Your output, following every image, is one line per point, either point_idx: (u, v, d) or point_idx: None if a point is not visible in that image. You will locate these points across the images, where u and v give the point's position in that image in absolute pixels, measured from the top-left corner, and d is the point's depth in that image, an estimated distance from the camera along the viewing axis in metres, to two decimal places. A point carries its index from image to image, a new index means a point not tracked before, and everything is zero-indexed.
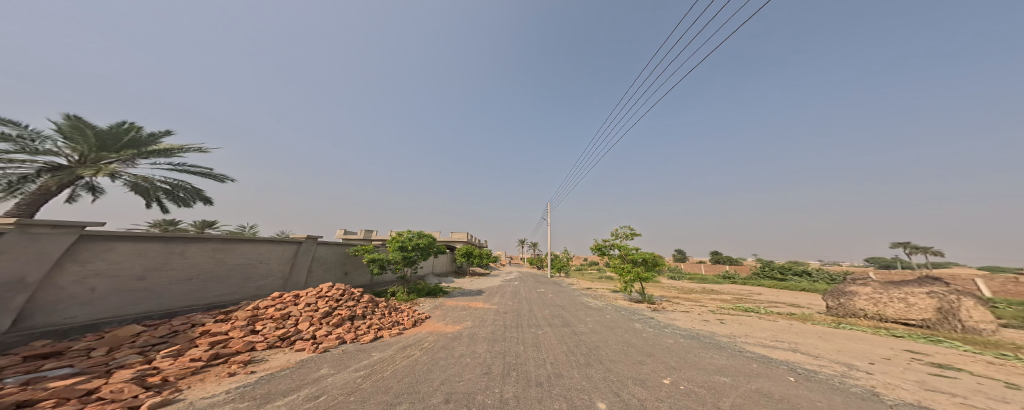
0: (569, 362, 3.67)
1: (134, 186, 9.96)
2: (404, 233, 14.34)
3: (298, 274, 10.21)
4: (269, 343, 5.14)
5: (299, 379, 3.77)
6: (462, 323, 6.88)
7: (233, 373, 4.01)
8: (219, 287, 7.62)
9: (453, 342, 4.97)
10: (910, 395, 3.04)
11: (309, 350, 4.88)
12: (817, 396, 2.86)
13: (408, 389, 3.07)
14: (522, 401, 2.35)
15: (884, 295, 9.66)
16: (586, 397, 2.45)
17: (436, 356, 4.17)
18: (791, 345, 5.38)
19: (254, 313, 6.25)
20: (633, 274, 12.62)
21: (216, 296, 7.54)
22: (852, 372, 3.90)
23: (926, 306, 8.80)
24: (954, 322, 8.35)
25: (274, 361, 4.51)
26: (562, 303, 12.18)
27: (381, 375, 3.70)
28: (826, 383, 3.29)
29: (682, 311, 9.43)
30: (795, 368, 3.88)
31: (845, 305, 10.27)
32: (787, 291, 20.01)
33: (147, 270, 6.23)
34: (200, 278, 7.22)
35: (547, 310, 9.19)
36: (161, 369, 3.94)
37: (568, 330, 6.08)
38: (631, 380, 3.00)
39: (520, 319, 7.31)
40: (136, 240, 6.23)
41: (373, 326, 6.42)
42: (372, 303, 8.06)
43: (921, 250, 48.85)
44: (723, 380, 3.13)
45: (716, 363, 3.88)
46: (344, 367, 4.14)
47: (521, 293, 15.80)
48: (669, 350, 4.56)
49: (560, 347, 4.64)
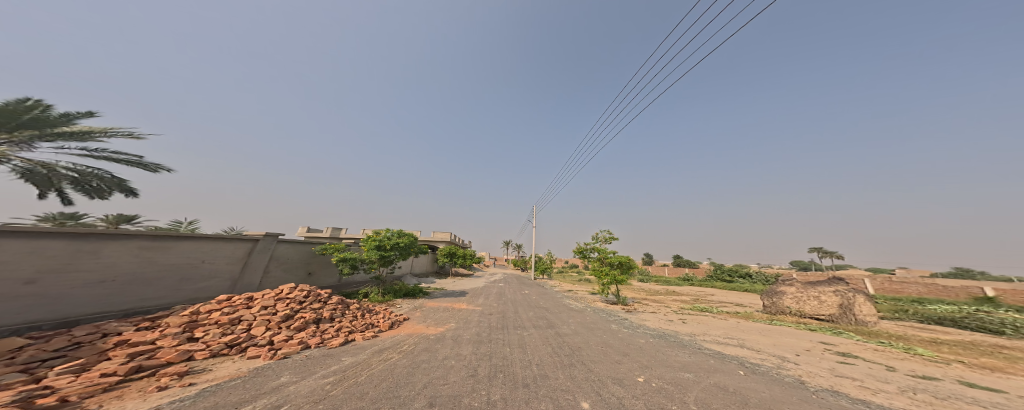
0: (556, 362, 3.89)
1: (28, 175, 7.72)
2: (382, 231, 13.54)
3: (252, 275, 9.07)
4: (212, 352, 4.50)
5: (254, 388, 3.40)
6: (445, 325, 6.78)
7: (163, 387, 3.45)
8: (144, 290, 6.44)
9: (437, 344, 4.90)
10: (824, 381, 3.81)
11: (264, 358, 4.38)
12: (762, 385, 3.36)
13: (387, 393, 3.01)
14: (510, 402, 2.41)
15: (805, 293, 11.84)
16: (569, 396, 2.33)
17: (418, 358, 4.07)
18: (738, 341, 6.37)
19: (192, 319, 5.40)
20: (610, 277, 13.57)
21: (139, 301, 6.36)
22: (784, 363, 4.75)
23: (831, 303, 11.03)
24: (851, 316, 10.57)
25: (219, 371, 3.98)
26: (545, 305, 12.67)
27: (355, 379, 3.55)
28: (767, 374, 3.97)
29: (652, 312, 10.46)
30: (743, 362, 4.59)
31: (776, 303, 12.38)
32: (733, 292, 23.31)
33: (43, 271, 5.03)
34: (118, 280, 6.02)
35: (531, 311, 9.48)
36: (58, 388, 3.23)
37: (552, 332, 6.40)
38: (610, 379, 3.01)
39: (506, 321, 7.48)
40: (30, 236, 5.01)
41: (344, 330, 5.99)
42: (341, 305, 7.50)
43: (825, 253, 60.31)
44: (688, 376, 3.42)
45: (681, 361, 4.39)
46: (309, 374, 3.83)
47: (505, 294, 16.06)
48: (642, 349, 5.06)
49: (548, 348, 4.87)
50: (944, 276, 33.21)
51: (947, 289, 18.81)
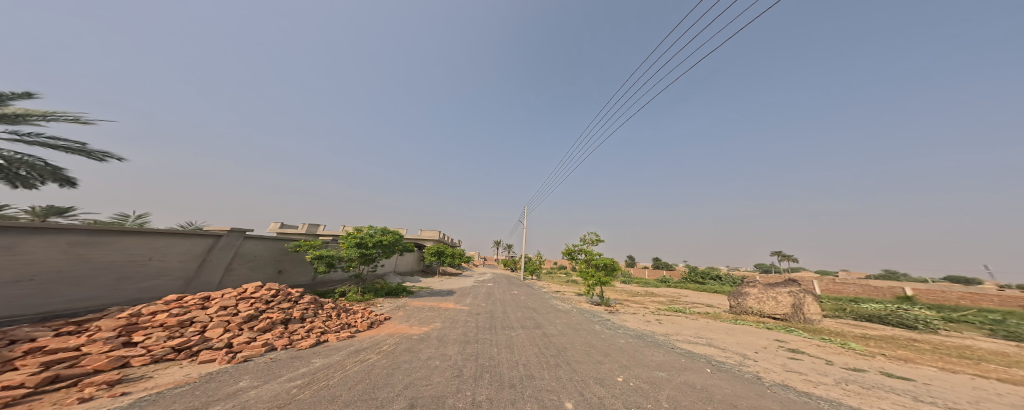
0: (541, 362, 3.94)
1: None
2: (364, 229, 13.04)
3: (211, 274, 8.36)
4: (154, 357, 4.00)
5: (206, 395, 3.10)
6: (430, 324, 6.63)
7: (88, 398, 3.01)
8: (72, 290, 5.70)
9: (422, 344, 4.79)
10: (776, 375, 4.05)
11: (219, 362, 3.99)
12: (724, 381, 3.41)
13: (364, 395, 2.92)
14: (495, 403, 2.44)
15: (764, 294, 13.10)
16: (553, 396, 2.40)
17: (398, 358, 3.95)
18: (706, 340, 6.83)
19: (133, 321, 4.78)
20: (596, 279, 14.04)
21: (67, 303, 5.60)
22: (745, 360, 5.10)
23: (786, 303, 12.32)
24: (802, 315, 11.86)
25: (162, 379, 3.55)
26: (533, 305, 12.83)
27: (326, 382, 3.37)
28: (731, 371, 4.12)
29: (632, 313, 11.00)
30: (711, 361, 4.78)
31: (741, 304, 13.53)
32: (705, 293, 25.17)
33: None
34: (39, 280, 5.28)
35: (519, 312, 9.56)
36: None
37: (539, 332, 6.49)
38: (593, 379, 3.03)
39: (494, 321, 7.47)
40: None
41: (316, 330, 5.63)
42: (314, 305, 7.06)
43: (780, 256, 67.09)
44: (661, 375, 3.48)
45: (657, 360, 4.50)
46: (273, 378, 3.57)
47: (493, 294, 16.07)
48: (621, 349, 5.26)
49: (536, 348, 4.95)
50: (875, 278, 38.01)
51: (878, 289, 21.32)
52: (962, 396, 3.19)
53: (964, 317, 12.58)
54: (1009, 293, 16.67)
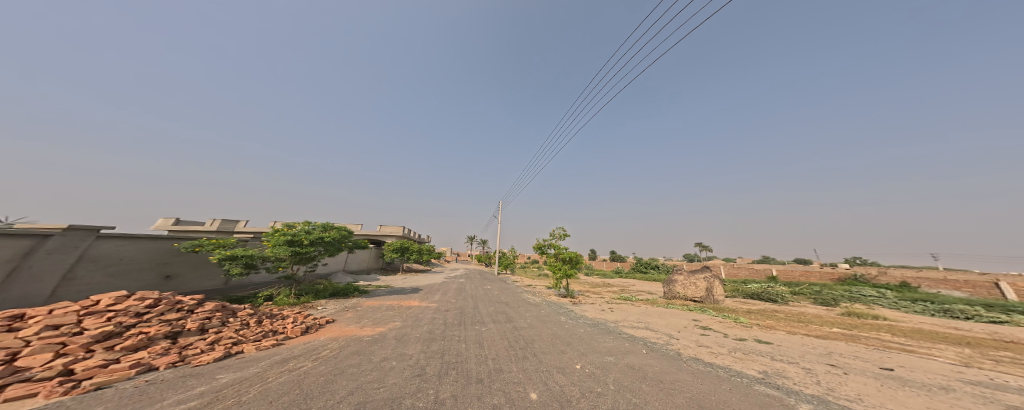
0: (508, 355, 4.04)
1: None
2: (297, 225, 11.37)
3: (35, 285, 6.51)
4: None
5: None
6: (385, 325, 6.11)
7: None
8: None
9: (375, 345, 4.41)
10: (691, 350, 4.64)
11: (48, 394, 2.80)
12: (654, 360, 3.95)
13: (294, 407, 2.52)
14: (460, 399, 2.41)
15: (688, 279, 15.86)
16: (520, 388, 2.51)
17: (344, 363, 3.52)
18: (645, 323, 7.76)
19: None
20: (562, 272, 15.08)
21: None
22: (670, 339, 5.67)
23: (701, 287, 15.30)
24: (711, 295, 15.14)
25: None
26: (506, 300, 13.03)
27: (240, 399, 2.78)
28: (660, 350, 4.61)
29: (591, 303, 12.36)
30: (648, 342, 5.34)
31: (671, 290, 16.13)
32: (646, 282, 29.83)
33: None
34: None
35: (491, 307, 9.61)
36: None
37: (510, 326, 6.64)
38: (555, 369, 3.25)
39: (464, 317, 7.31)
40: None
41: (222, 343, 4.48)
42: (222, 314, 5.67)
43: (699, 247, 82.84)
44: (610, 359, 3.93)
45: (607, 345, 5.02)
46: (152, 404, 2.73)
47: (465, 290, 15.82)
48: (580, 337, 5.77)
49: (504, 341, 5.06)
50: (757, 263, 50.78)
51: (759, 271, 28.68)
52: (797, 352, 4.59)
53: (802, 290, 18.14)
54: (825, 271, 24.54)
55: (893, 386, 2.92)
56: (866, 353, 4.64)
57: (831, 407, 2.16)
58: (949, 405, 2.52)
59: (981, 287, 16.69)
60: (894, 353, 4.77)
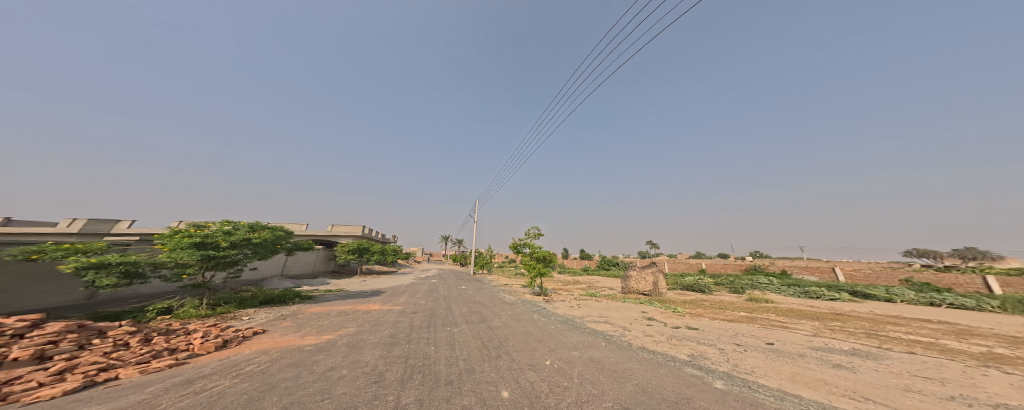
0: (480, 354, 4.04)
1: None
2: (211, 226, 9.68)
3: None
4: None
5: None
6: (334, 332, 5.56)
7: None
8: None
9: (320, 354, 3.93)
10: (640, 340, 5.33)
11: None
12: (613, 352, 4.41)
13: None
14: (429, 402, 2.31)
15: (640, 274, 17.97)
16: (492, 387, 2.53)
17: (278, 376, 3.03)
18: (604, 318, 8.61)
19: None
20: (537, 271, 15.59)
21: None
22: (625, 331, 6.37)
23: (649, 281, 17.48)
24: (658, 288, 17.43)
25: None
26: (481, 300, 13.10)
27: None
28: (617, 342, 5.18)
29: (561, 301, 13.06)
30: (608, 335, 5.92)
31: (627, 285, 18.09)
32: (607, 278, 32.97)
33: None
34: None
35: (461, 308, 9.56)
36: None
37: (484, 326, 6.66)
38: (527, 367, 3.36)
39: (434, 320, 7.10)
40: None
41: (78, 370, 3.35)
42: (79, 339, 4.26)
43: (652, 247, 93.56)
44: (577, 355, 4.23)
45: (575, 341, 5.39)
46: None
47: (437, 292, 15.69)
48: (550, 334, 6.07)
49: (474, 341, 5.05)
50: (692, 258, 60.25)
51: (691, 264, 34.32)
52: (714, 334, 5.74)
53: (722, 281, 22.49)
54: (737, 263, 30.71)
55: (775, 358, 3.91)
56: (761, 332, 6.05)
57: (735, 384, 2.79)
58: (807, 371, 3.49)
59: (826, 271, 23.70)
60: (776, 330, 6.33)
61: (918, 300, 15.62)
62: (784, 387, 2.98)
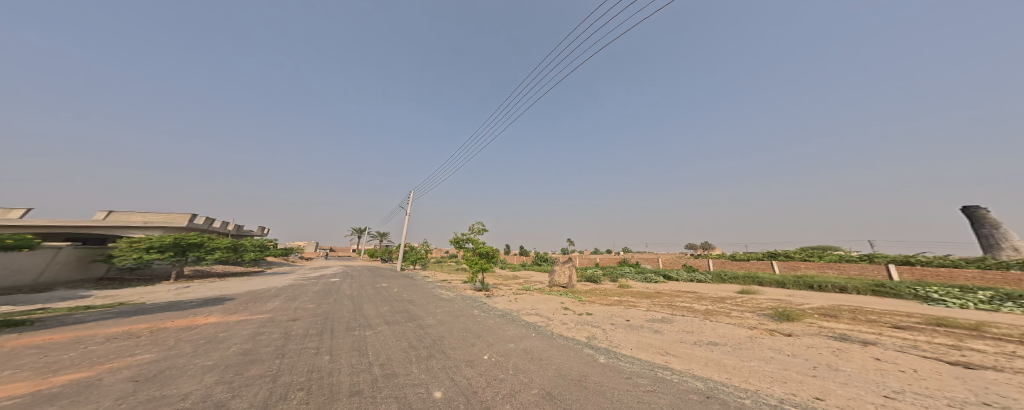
0: (401, 357, 4.26)
1: None
2: None
3: None
4: None
5: None
6: (91, 369, 3.84)
7: None
8: None
9: (62, 402, 2.76)
10: (561, 328, 6.28)
11: None
12: (543, 340, 4.98)
13: None
14: None
15: (563, 268, 20.59)
16: (424, 389, 2.92)
17: None
18: (532, 309, 9.45)
19: None
20: (479, 266, 15.66)
21: None
22: (545, 321, 7.13)
23: (567, 274, 20.34)
24: (573, 280, 20.40)
25: None
26: (411, 297, 12.76)
27: None
28: (546, 331, 5.87)
29: (501, 296, 13.56)
30: (539, 325, 6.67)
31: (553, 280, 20.33)
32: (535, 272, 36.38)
33: None
34: None
35: (377, 312, 8.73)
36: None
37: (414, 325, 6.92)
38: (464, 363, 3.85)
39: (329, 326, 6.64)
40: None
41: None
42: None
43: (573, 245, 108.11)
44: (513, 346, 4.68)
45: (512, 333, 5.77)
46: None
47: (350, 292, 13.79)
48: (489, 328, 6.33)
49: (385, 346, 5.00)
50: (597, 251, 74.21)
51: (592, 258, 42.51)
52: (605, 318, 7.20)
53: (611, 272, 29.15)
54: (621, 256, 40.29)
55: (628, 333, 5.62)
56: (633, 312, 8.16)
57: (610, 356, 3.93)
58: (644, 342, 5.10)
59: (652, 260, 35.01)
60: (629, 310, 8.80)
61: (684, 278, 25.70)
62: (633, 353, 4.36)
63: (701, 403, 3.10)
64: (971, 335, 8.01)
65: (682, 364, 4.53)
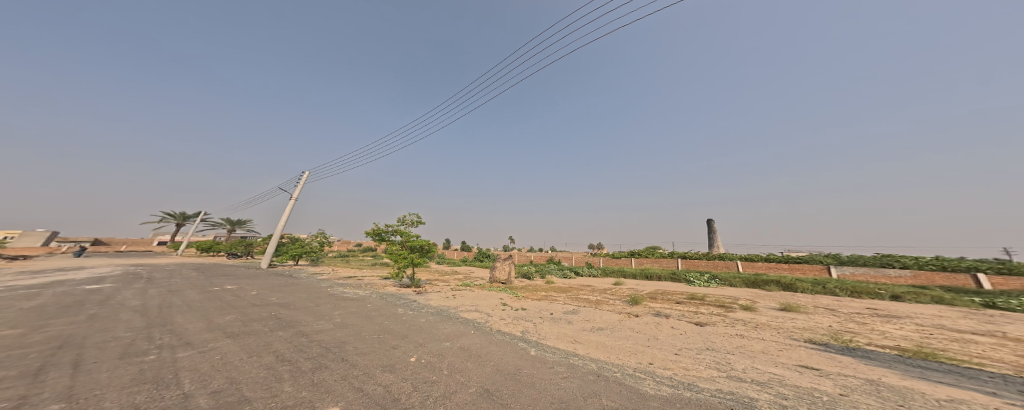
0: (262, 377, 3.29)
1: None
2: None
3: None
4: None
5: None
6: None
7: None
8: None
9: None
10: (498, 323, 6.18)
11: None
12: (480, 337, 4.75)
13: None
14: None
15: (503, 264, 20.78)
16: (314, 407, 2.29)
17: None
18: (470, 306, 9.03)
19: None
20: (407, 261, 14.06)
21: None
22: (482, 318, 6.90)
23: (507, 271, 20.65)
24: (512, 276, 20.89)
25: None
26: (291, 299, 10.17)
27: None
28: (483, 327, 5.68)
29: (437, 293, 12.55)
30: (477, 321, 6.41)
31: (494, 277, 20.38)
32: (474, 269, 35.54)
33: None
34: None
35: (206, 324, 6.54)
36: None
37: (299, 334, 5.49)
38: (381, 369, 3.26)
39: (60, 360, 4.28)
40: None
41: None
42: None
43: None
44: (449, 345, 4.32)
45: (445, 331, 5.32)
46: None
47: (199, 300, 10.02)
48: (418, 328, 5.68)
49: (229, 367, 3.73)
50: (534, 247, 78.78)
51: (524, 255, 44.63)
52: (534, 313, 7.45)
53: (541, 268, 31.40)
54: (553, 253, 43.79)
55: (547, 325, 5.98)
56: (553, 306, 8.73)
57: (540, 350, 4.07)
58: (560, 333, 5.48)
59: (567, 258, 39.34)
60: (556, 303, 9.46)
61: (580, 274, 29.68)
62: (554, 344, 4.64)
63: (595, 382, 3.50)
64: (698, 301, 12.38)
65: (585, 350, 5.09)
